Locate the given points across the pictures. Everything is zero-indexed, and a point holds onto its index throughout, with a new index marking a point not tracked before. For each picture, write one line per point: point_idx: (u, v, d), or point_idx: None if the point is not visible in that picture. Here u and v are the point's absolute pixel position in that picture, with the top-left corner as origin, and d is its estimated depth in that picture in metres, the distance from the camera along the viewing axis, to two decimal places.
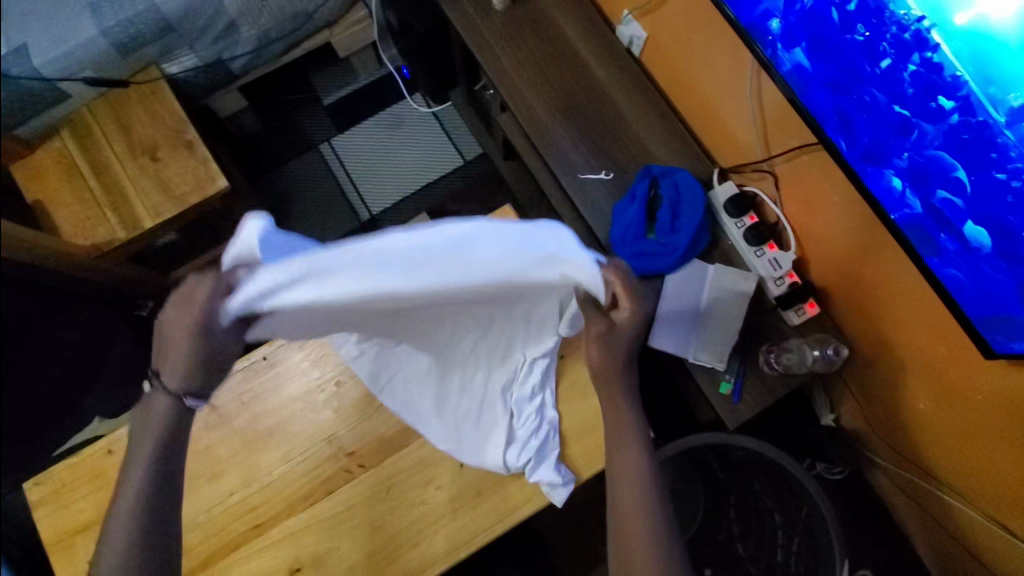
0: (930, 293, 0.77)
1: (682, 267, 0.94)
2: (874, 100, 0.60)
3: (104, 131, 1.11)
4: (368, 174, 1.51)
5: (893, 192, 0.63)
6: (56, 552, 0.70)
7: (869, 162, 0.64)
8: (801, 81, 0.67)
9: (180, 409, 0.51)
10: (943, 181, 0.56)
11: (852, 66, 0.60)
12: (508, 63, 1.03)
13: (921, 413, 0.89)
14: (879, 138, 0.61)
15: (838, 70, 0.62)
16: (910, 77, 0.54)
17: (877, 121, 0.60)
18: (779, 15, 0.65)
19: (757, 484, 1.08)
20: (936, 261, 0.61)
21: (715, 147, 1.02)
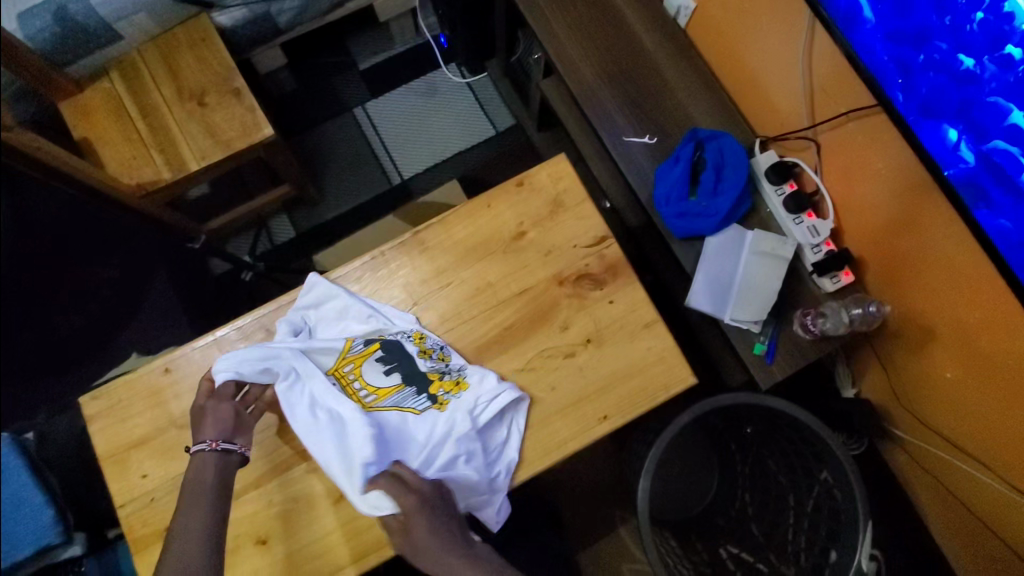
0: (965, 259, 0.78)
1: (721, 231, 0.95)
2: (935, 53, 0.64)
3: (153, 75, 1.13)
4: (400, 139, 1.52)
5: (948, 146, 0.66)
6: (109, 465, 0.71)
7: (927, 116, 0.67)
8: (863, 37, 0.73)
9: (218, 457, 0.66)
10: (998, 132, 0.59)
11: (915, 19, 0.65)
12: (558, 27, 1.05)
13: (948, 381, 0.91)
14: (939, 91, 0.65)
15: (898, 24, 0.67)
16: (979, 26, 0.57)
17: (942, 74, 0.64)
18: None
19: (770, 461, 1.12)
20: (981, 214, 0.64)
21: (756, 118, 1.04)
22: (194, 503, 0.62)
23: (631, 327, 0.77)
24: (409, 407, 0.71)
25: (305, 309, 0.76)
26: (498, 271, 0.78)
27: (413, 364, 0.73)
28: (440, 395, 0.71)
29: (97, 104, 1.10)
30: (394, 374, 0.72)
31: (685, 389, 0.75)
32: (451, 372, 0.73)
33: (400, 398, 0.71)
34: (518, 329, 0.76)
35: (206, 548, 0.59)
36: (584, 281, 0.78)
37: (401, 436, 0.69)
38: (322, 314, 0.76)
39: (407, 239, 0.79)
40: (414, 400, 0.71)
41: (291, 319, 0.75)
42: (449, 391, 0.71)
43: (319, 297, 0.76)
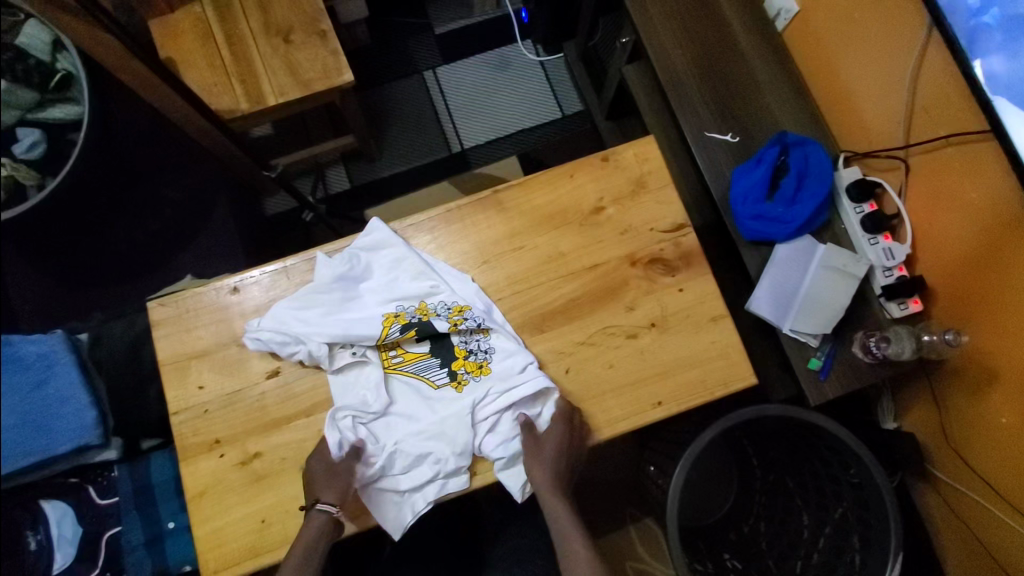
0: None
1: (793, 241, 0.94)
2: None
3: (242, 5, 1.13)
4: (466, 109, 1.52)
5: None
6: (168, 371, 0.73)
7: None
8: (990, 63, 0.71)
9: (326, 519, 0.65)
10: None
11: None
12: (655, 12, 1.03)
13: (1002, 428, 0.89)
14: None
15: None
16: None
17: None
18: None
19: (792, 483, 1.10)
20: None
21: (842, 133, 1.01)
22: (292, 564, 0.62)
23: (700, 319, 0.76)
24: (427, 377, 0.73)
25: (359, 249, 0.76)
26: (571, 242, 0.78)
27: (442, 342, 0.74)
28: (460, 373, 0.72)
29: (186, 26, 1.11)
30: (424, 343, 0.74)
31: (743, 388, 0.74)
32: (478, 353, 0.73)
33: (425, 366, 0.73)
34: (584, 303, 0.76)
35: None
36: (657, 265, 0.77)
37: (407, 412, 0.71)
38: (378, 258, 0.76)
39: (485, 197, 0.79)
40: (436, 372, 0.73)
41: (345, 256, 0.74)
42: (470, 372, 0.73)
43: (378, 241, 0.76)
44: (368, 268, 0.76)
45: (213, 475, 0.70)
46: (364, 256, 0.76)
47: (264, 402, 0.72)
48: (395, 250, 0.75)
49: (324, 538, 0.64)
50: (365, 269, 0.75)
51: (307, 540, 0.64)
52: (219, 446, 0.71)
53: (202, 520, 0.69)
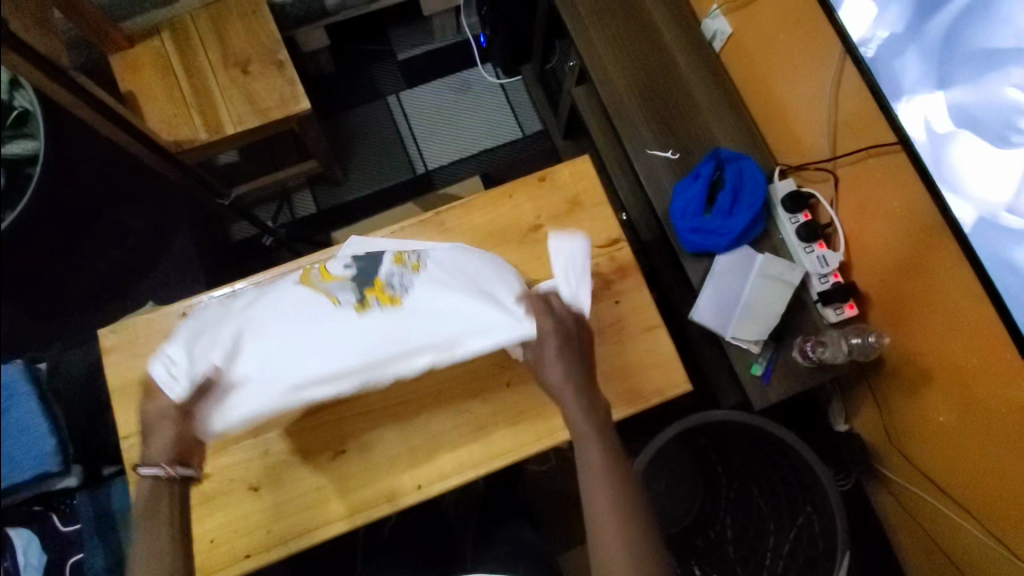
0: (968, 305, 0.80)
1: (732, 251, 0.97)
2: None
3: (201, 39, 1.17)
4: (429, 131, 1.56)
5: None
6: (119, 397, 0.75)
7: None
8: (959, 90, 0.66)
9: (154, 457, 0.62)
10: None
11: (1014, 72, 0.59)
12: (597, 37, 1.08)
13: (941, 425, 0.92)
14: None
15: (995, 79, 0.62)
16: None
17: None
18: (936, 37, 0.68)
19: (755, 488, 1.09)
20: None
21: (778, 146, 1.06)
22: (154, 544, 0.60)
23: (635, 330, 0.79)
24: (334, 295, 0.65)
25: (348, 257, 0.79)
26: (510, 259, 0.81)
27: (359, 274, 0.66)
28: (369, 296, 0.64)
29: (146, 60, 1.14)
30: (352, 265, 0.68)
31: (678, 394, 0.77)
32: (397, 286, 0.65)
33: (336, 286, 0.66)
34: None
35: None
36: (593, 279, 0.80)
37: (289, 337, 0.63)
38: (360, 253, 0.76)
39: (428, 218, 0.82)
40: (346, 291, 0.65)
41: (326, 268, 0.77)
42: (380, 300, 0.64)
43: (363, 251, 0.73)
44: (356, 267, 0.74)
45: None
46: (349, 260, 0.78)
47: None
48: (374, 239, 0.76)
49: (167, 495, 0.62)
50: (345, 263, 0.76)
51: (150, 510, 0.61)
52: None
53: None
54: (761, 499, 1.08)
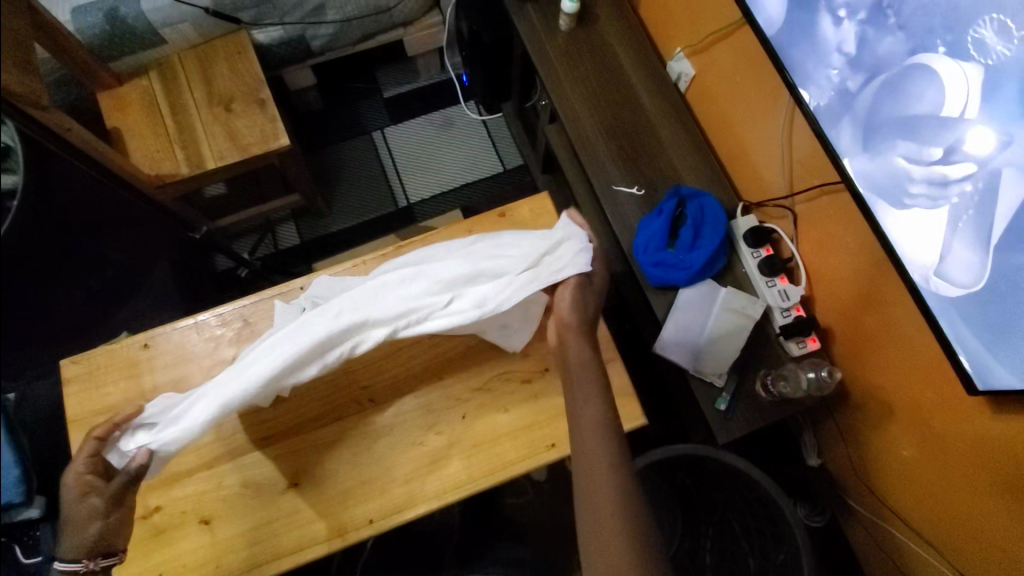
0: (931, 346, 0.80)
1: (694, 285, 0.99)
2: (929, 168, 0.61)
3: (188, 78, 1.22)
4: (412, 165, 1.59)
5: (1008, 281, 0.55)
6: (76, 428, 0.75)
7: (970, 246, 0.58)
8: (882, 160, 0.66)
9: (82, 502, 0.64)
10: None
11: (905, 137, 0.63)
12: (564, 79, 1.13)
13: (904, 460, 0.93)
14: (989, 215, 0.55)
15: (888, 143, 0.65)
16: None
17: (992, 196, 0.55)
18: (828, 98, 0.72)
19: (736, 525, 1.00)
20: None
21: (741, 183, 1.08)
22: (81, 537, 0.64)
23: None
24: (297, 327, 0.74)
25: (315, 297, 0.79)
26: None
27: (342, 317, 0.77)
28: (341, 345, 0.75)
29: (133, 98, 1.19)
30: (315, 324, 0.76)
31: (632, 429, 0.77)
32: None
33: None
34: (481, 349, 0.80)
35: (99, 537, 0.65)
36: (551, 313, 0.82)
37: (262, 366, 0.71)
38: (328, 299, 0.78)
39: (390, 251, 0.84)
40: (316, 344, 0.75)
41: (295, 305, 0.79)
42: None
43: (326, 291, 0.80)
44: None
45: None
46: (315, 301, 0.79)
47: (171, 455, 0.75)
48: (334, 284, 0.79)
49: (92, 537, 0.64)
50: (313, 310, 0.77)
51: (77, 535, 0.64)
52: None
53: None
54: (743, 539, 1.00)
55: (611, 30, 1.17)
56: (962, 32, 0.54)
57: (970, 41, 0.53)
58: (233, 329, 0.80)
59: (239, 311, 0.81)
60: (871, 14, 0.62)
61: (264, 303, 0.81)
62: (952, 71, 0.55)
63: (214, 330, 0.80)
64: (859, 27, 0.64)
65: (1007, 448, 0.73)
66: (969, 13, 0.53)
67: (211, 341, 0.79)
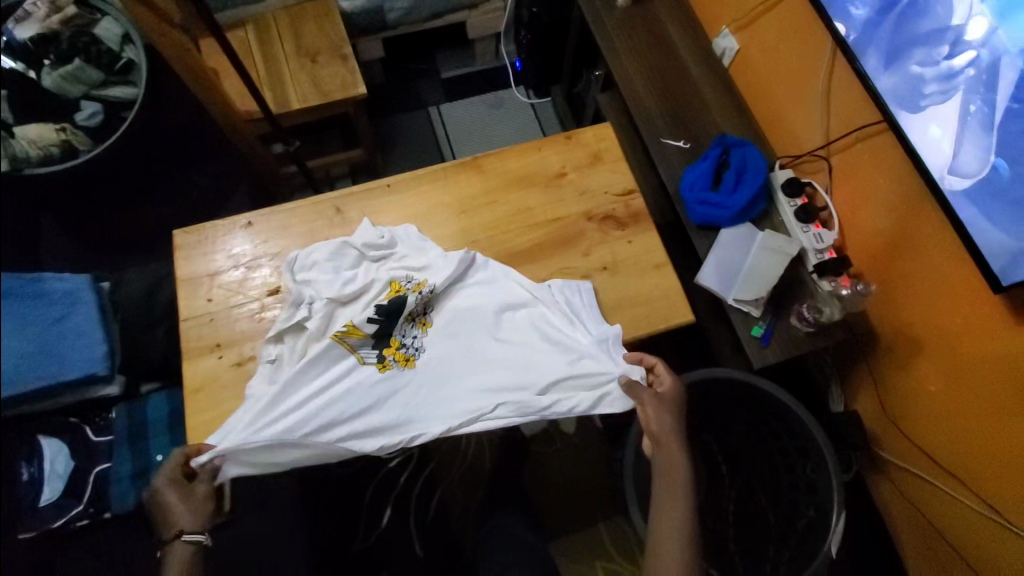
0: (963, 269, 0.86)
1: (735, 226, 1.07)
2: (943, 70, 0.76)
3: (279, 32, 1.36)
4: (463, 138, 1.71)
5: (1004, 150, 0.70)
6: (183, 286, 0.84)
7: (973, 128, 0.73)
8: (904, 68, 0.81)
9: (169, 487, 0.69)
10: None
11: (923, 48, 0.78)
12: (619, 47, 1.25)
13: (930, 394, 0.98)
14: (992, 98, 0.70)
15: (908, 55, 0.80)
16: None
17: (992, 81, 0.70)
18: (858, 25, 0.87)
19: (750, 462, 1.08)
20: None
21: (778, 144, 1.18)
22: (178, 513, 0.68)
23: (647, 266, 0.87)
24: (359, 353, 0.79)
25: (395, 234, 0.87)
26: (537, 200, 0.91)
27: (403, 317, 0.81)
28: (388, 359, 0.79)
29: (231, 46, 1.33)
30: (374, 322, 0.80)
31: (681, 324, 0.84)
32: (411, 348, 0.81)
33: (360, 344, 0.80)
34: (545, 248, 0.88)
35: (196, 513, 0.69)
36: (609, 221, 0.90)
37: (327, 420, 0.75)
38: (405, 239, 0.86)
39: (468, 161, 0.94)
40: (368, 350, 0.80)
41: (378, 230, 0.86)
42: (398, 362, 0.80)
43: (401, 236, 0.87)
44: (397, 254, 0.86)
45: (210, 374, 0.79)
46: (392, 232, 0.87)
47: (264, 316, 0.83)
48: (404, 250, 0.86)
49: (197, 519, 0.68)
50: (389, 242, 0.85)
51: (181, 514, 0.68)
52: (219, 349, 0.81)
53: (196, 413, 0.77)
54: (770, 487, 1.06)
55: (663, 9, 1.30)
56: None
57: None
58: (327, 215, 0.89)
59: (331, 200, 0.90)
60: None
61: (353, 195, 0.91)
62: None
63: (309, 215, 0.89)
64: None
65: None
66: None
67: (306, 225, 0.89)
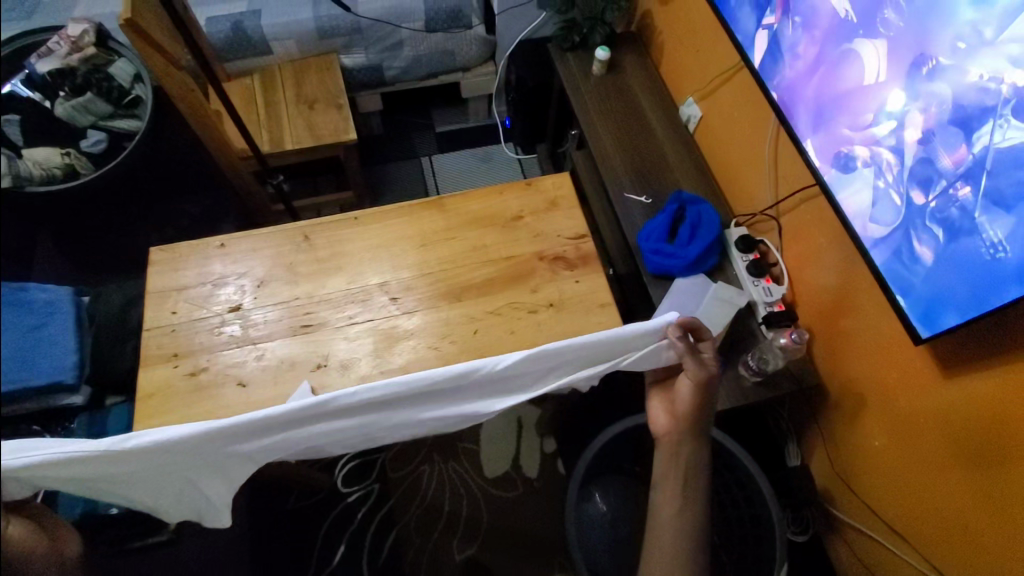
0: (893, 328, 0.90)
1: (689, 276, 1.12)
2: (860, 132, 0.84)
3: (283, 81, 1.48)
4: (450, 188, 1.80)
5: (914, 206, 0.77)
6: (152, 298, 0.89)
7: (887, 184, 0.80)
8: (830, 128, 0.89)
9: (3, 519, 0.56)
10: (952, 175, 0.70)
11: (843, 112, 0.86)
12: (591, 110, 1.35)
13: (876, 450, 0.99)
14: (899, 157, 0.77)
15: (833, 118, 0.88)
16: (921, 98, 0.72)
17: (898, 141, 0.77)
18: (793, 91, 0.96)
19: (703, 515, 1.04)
20: (953, 271, 0.72)
21: (736, 204, 1.25)
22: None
23: (592, 305, 0.91)
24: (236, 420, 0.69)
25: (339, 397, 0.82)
26: (493, 239, 0.97)
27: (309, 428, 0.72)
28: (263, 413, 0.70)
29: (237, 92, 1.46)
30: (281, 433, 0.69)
31: None
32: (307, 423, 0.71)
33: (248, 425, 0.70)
34: (497, 282, 0.93)
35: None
36: (559, 262, 0.95)
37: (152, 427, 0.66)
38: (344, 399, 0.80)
39: (431, 200, 1.01)
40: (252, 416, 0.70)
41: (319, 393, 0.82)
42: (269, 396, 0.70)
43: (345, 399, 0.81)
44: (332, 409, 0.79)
45: (164, 381, 0.83)
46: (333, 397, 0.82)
47: (222, 331, 0.87)
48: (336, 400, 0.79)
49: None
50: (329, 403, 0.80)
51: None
52: (176, 358, 0.85)
53: (145, 418, 0.81)
54: (719, 532, 1.03)
55: (634, 79, 1.41)
56: (872, 25, 0.77)
57: (878, 29, 0.77)
58: (294, 242, 0.96)
59: (300, 229, 0.97)
60: (820, 26, 0.87)
61: (322, 225, 0.97)
62: (869, 54, 0.79)
63: (279, 241, 0.95)
64: (813, 36, 0.89)
65: (960, 411, 0.81)
66: (874, 10, 0.77)
67: (274, 250, 0.95)
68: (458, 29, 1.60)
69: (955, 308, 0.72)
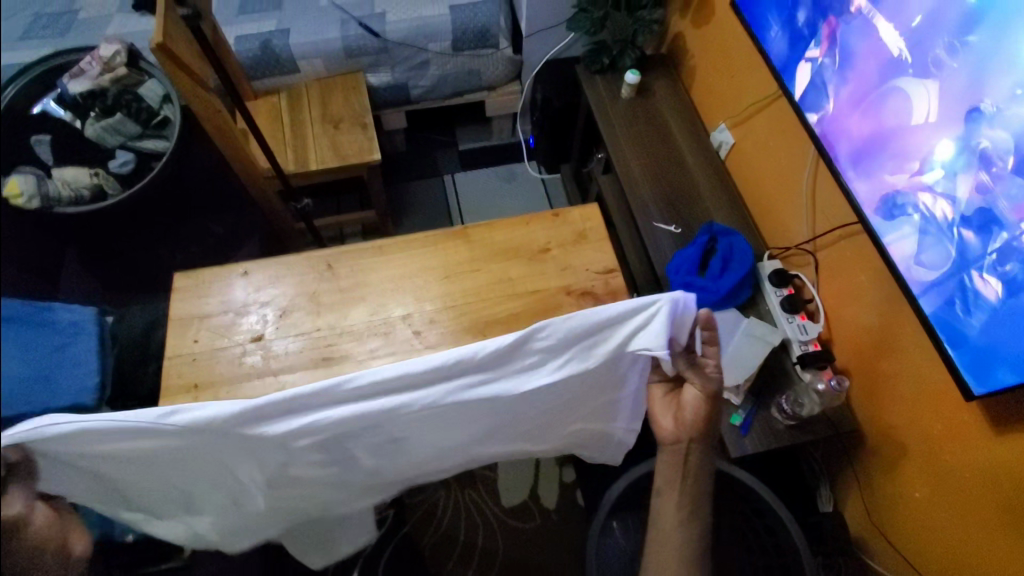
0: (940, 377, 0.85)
1: (720, 311, 1.09)
2: (908, 171, 0.80)
3: (309, 100, 1.48)
4: (473, 207, 1.79)
5: (968, 252, 0.72)
6: (174, 325, 0.89)
7: (937, 228, 0.76)
8: (875, 167, 0.85)
9: None
10: (1014, 226, 0.66)
11: (890, 150, 0.82)
12: (619, 134, 1.33)
13: (916, 502, 0.94)
14: (951, 201, 0.73)
15: (878, 157, 0.84)
16: (980, 142, 0.68)
17: (951, 185, 0.73)
18: (835, 127, 0.92)
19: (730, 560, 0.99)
20: (1012, 325, 0.68)
21: (769, 235, 1.21)
22: None
23: None
24: None
25: None
26: (519, 271, 0.95)
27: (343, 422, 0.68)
28: None
29: (263, 110, 1.46)
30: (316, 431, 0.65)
31: None
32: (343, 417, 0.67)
33: None
34: (523, 317, 0.90)
35: None
36: (587, 297, 0.92)
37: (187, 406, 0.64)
38: None
39: (457, 230, 0.98)
40: None
41: None
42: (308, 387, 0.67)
43: None
44: None
45: None
46: None
47: (243, 361, 0.86)
48: None
49: None
50: None
51: None
52: (195, 389, 0.84)
53: None
54: None
55: (664, 103, 1.38)
56: (925, 63, 0.74)
57: (931, 68, 0.73)
58: (317, 270, 0.94)
59: (324, 256, 0.95)
60: (868, 60, 0.83)
61: (346, 252, 0.96)
62: (920, 93, 0.75)
63: (303, 268, 0.94)
64: (859, 71, 0.85)
65: (1013, 472, 0.76)
66: (927, 47, 0.73)
67: (297, 278, 0.93)
68: (485, 49, 1.58)
69: (1014, 366, 0.68)
